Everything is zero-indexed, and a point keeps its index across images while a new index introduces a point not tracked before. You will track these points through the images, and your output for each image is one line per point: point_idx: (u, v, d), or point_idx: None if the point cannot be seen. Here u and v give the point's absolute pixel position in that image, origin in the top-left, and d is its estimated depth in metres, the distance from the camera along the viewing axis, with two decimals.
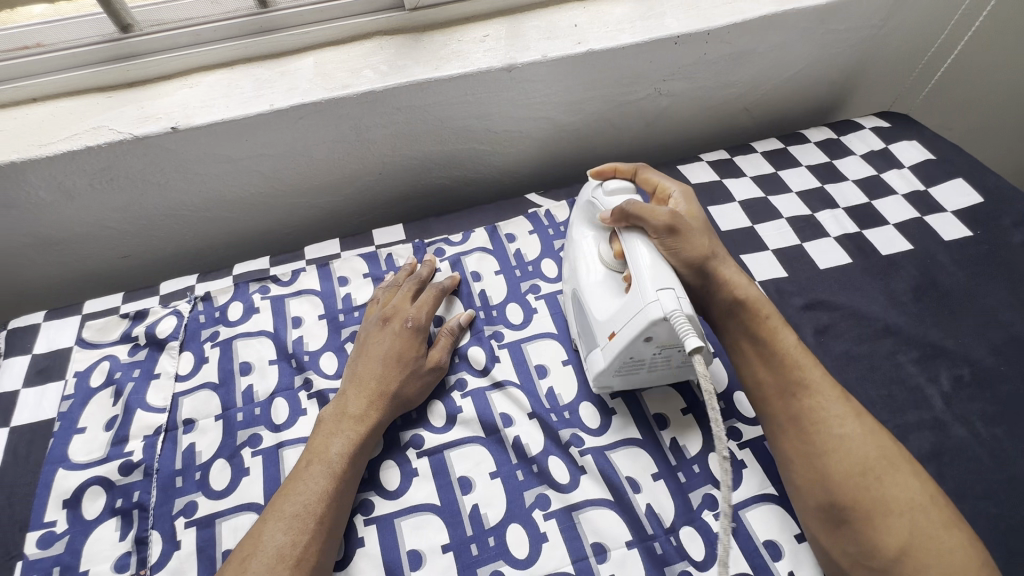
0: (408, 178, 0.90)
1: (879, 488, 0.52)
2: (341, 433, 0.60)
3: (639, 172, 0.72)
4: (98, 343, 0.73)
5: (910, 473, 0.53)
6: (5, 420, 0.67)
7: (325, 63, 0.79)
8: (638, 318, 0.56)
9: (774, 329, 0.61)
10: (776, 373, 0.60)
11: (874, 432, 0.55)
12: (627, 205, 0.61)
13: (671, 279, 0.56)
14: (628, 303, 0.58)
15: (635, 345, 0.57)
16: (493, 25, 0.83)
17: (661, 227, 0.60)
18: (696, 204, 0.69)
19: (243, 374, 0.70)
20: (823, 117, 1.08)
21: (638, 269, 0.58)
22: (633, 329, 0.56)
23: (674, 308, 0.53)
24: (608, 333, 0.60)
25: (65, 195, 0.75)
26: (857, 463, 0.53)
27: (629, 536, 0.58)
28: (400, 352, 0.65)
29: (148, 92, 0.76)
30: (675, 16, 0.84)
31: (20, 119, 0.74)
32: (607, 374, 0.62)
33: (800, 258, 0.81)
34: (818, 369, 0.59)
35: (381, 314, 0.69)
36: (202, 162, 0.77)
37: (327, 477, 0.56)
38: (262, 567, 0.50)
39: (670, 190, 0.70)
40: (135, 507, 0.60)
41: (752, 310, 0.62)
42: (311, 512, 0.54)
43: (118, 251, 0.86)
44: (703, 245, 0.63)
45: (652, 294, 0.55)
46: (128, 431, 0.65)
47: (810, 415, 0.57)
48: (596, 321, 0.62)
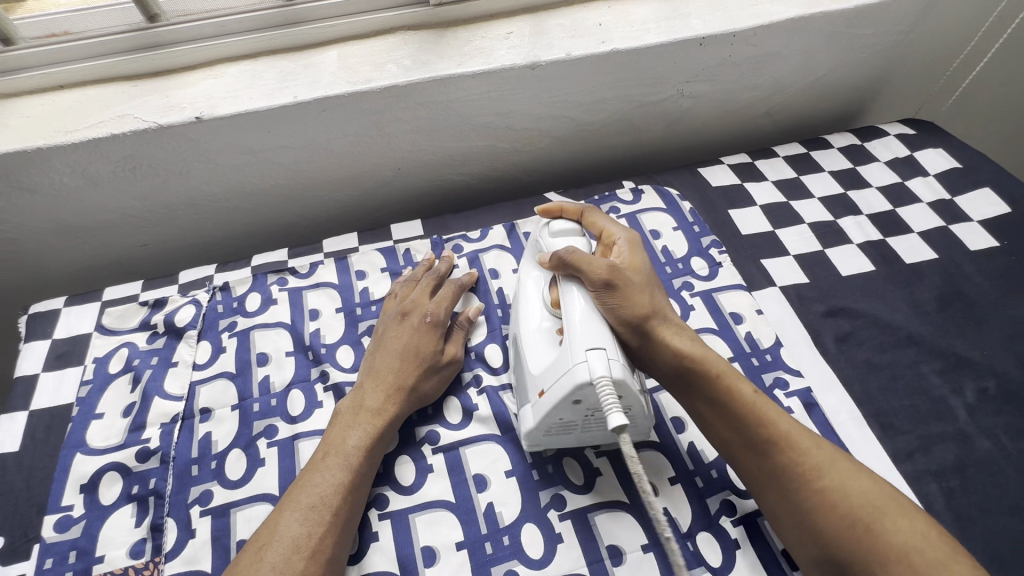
0: (428, 174, 0.90)
1: (871, 539, 0.49)
2: (360, 426, 0.60)
3: (586, 215, 0.69)
4: (117, 330, 0.73)
5: (897, 514, 0.50)
6: (24, 403, 0.68)
7: (349, 57, 0.79)
8: (565, 380, 0.54)
9: (730, 386, 0.57)
10: (742, 431, 0.56)
11: (856, 473, 0.53)
12: (563, 253, 0.60)
13: (602, 338, 0.54)
14: (557, 361, 0.56)
15: (563, 407, 0.55)
16: (517, 23, 0.83)
17: (598, 282, 0.59)
18: (640, 252, 0.65)
19: (261, 364, 0.70)
20: (847, 123, 1.07)
21: (570, 324, 0.56)
22: (560, 392, 0.54)
23: (601, 373, 0.51)
24: (538, 390, 0.58)
25: (88, 182, 0.76)
26: (845, 515, 0.50)
27: (645, 540, 0.57)
28: (417, 347, 0.65)
29: (173, 82, 0.77)
30: (700, 17, 0.83)
31: (46, 107, 0.74)
32: (536, 434, 0.59)
33: (822, 265, 0.80)
34: (784, 419, 0.56)
35: (400, 308, 0.69)
36: (224, 153, 0.77)
37: (344, 469, 0.56)
38: (276, 560, 0.50)
39: (614, 237, 0.66)
40: (151, 495, 0.60)
41: (700, 369, 0.58)
42: (327, 504, 0.54)
43: (139, 240, 0.86)
44: (645, 302, 0.60)
45: (582, 355, 0.53)
46: (146, 418, 0.65)
47: (785, 473, 0.53)
48: (530, 373, 0.60)
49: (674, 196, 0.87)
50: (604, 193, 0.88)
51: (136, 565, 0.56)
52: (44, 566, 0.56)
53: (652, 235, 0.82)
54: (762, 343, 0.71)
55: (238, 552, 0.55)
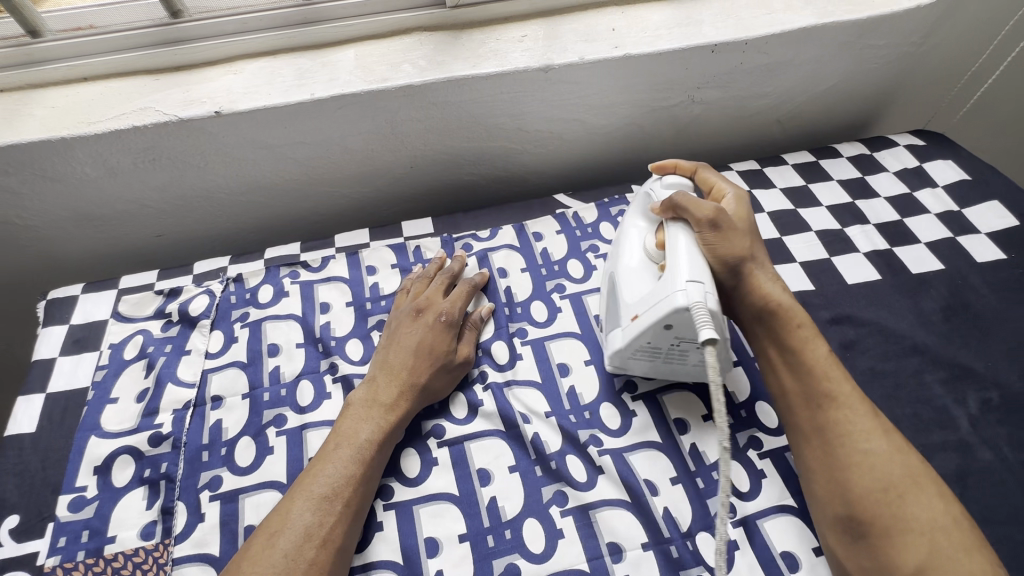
0: (439, 173, 0.91)
1: (901, 507, 0.51)
2: (372, 420, 0.61)
3: (699, 172, 0.72)
4: (132, 318, 0.75)
5: (934, 494, 0.52)
6: (40, 386, 0.69)
7: (366, 56, 0.80)
8: (662, 304, 0.57)
9: (808, 340, 0.60)
10: (806, 383, 0.58)
11: (899, 448, 0.54)
12: (677, 197, 0.63)
13: (703, 273, 0.57)
14: (656, 289, 0.59)
15: (654, 331, 0.58)
16: (531, 26, 0.84)
17: (706, 224, 0.61)
18: (748, 210, 0.67)
19: (271, 355, 0.71)
20: (855, 134, 1.07)
21: (676, 257, 0.59)
22: (655, 315, 0.57)
23: (698, 301, 0.54)
24: (631, 314, 0.61)
25: (109, 172, 0.78)
26: (881, 482, 0.52)
27: (645, 538, 0.58)
28: (433, 343, 0.67)
29: (193, 77, 0.79)
30: (712, 25, 0.84)
31: (70, 98, 0.76)
32: (624, 354, 0.63)
33: (828, 272, 0.81)
34: (850, 385, 0.58)
35: (414, 305, 0.70)
36: (240, 147, 0.79)
37: (354, 462, 0.57)
38: (288, 546, 0.51)
39: (723, 193, 0.69)
40: (163, 479, 0.62)
41: (784, 317, 0.61)
42: (338, 494, 0.55)
43: (154, 230, 0.88)
44: (743, 246, 0.63)
45: (682, 283, 0.56)
46: (159, 404, 0.67)
47: (835, 428, 0.56)
48: (624, 302, 0.63)
49: None
50: (613, 196, 0.89)
51: (147, 546, 0.58)
52: (59, 544, 0.57)
53: None
54: None
55: (247, 537, 0.56)
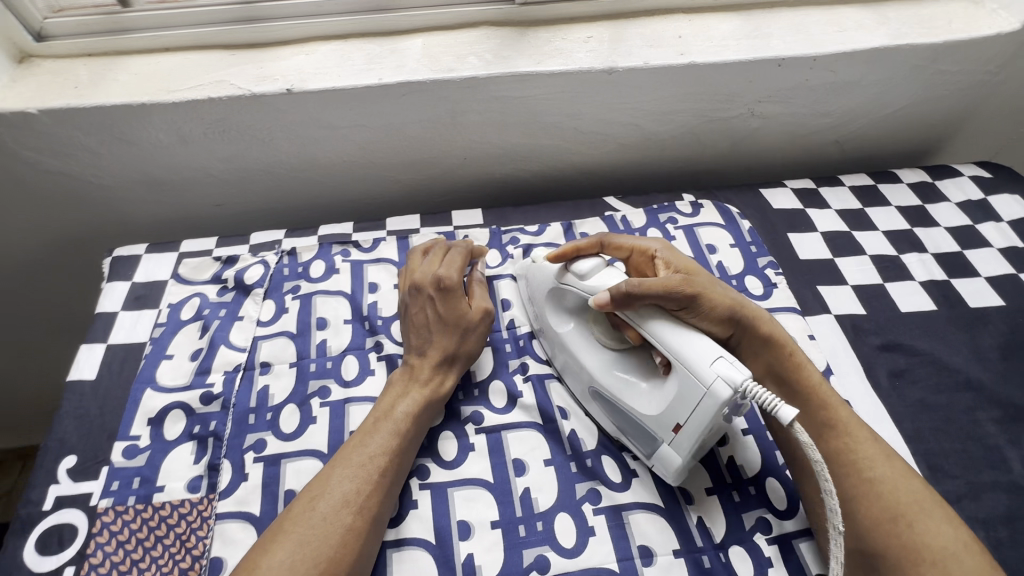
0: (491, 166, 0.93)
1: (911, 534, 0.50)
2: (410, 395, 0.62)
3: (604, 243, 0.69)
4: (191, 280, 0.78)
5: (942, 519, 0.51)
6: (103, 337, 0.73)
7: (433, 46, 0.82)
8: (704, 404, 0.53)
9: (801, 366, 0.60)
10: (805, 414, 0.59)
11: (904, 474, 0.54)
12: (631, 287, 0.57)
13: (714, 346, 0.53)
14: (681, 387, 0.55)
15: (709, 430, 0.54)
16: (596, 28, 0.85)
17: (680, 300, 0.58)
18: (680, 255, 0.68)
19: (319, 328, 0.73)
20: (915, 161, 1.05)
21: (679, 353, 0.54)
22: (704, 416, 0.53)
23: (741, 380, 0.51)
24: (671, 427, 0.56)
25: (181, 139, 0.81)
26: (888, 509, 0.52)
27: (678, 545, 0.58)
28: (444, 315, 0.67)
29: (267, 55, 0.81)
30: (782, 39, 0.83)
31: (151, 67, 0.80)
32: (682, 468, 0.58)
33: (881, 298, 0.79)
34: (847, 411, 0.59)
35: (412, 284, 0.70)
36: (306, 126, 0.81)
37: (392, 434, 0.59)
38: (327, 509, 0.53)
39: (648, 250, 0.68)
40: (211, 436, 0.64)
41: (778, 347, 0.60)
42: (375, 463, 0.56)
43: (215, 200, 0.91)
44: (726, 296, 0.60)
45: (709, 373, 0.52)
46: (211, 364, 0.69)
47: (838, 457, 0.56)
48: (651, 418, 0.58)
49: (734, 214, 0.87)
50: (663, 204, 0.89)
51: (192, 499, 0.60)
52: (112, 487, 0.60)
53: (708, 250, 0.82)
54: None
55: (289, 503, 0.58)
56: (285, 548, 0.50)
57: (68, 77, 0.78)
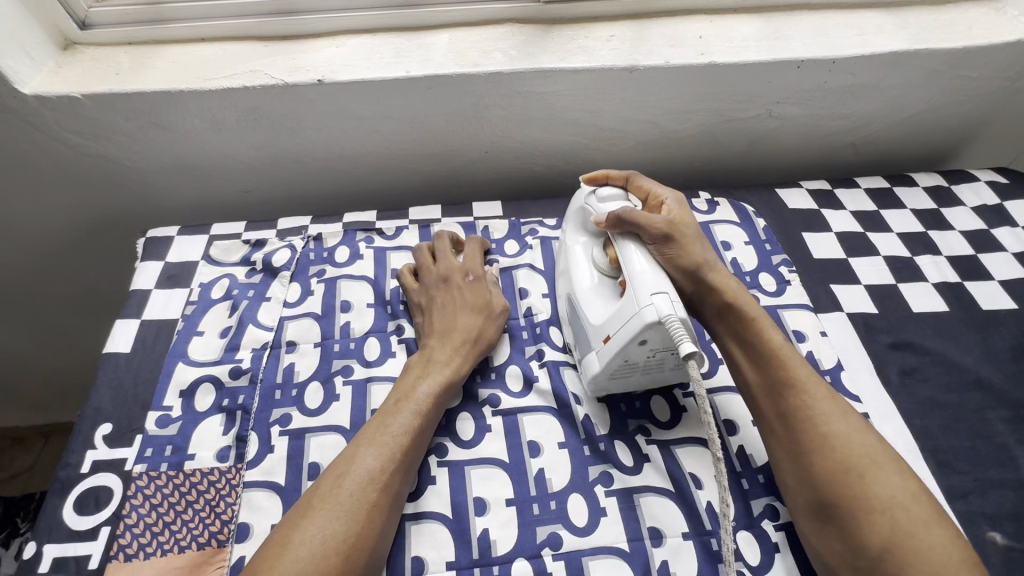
0: (512, 160, 0.95)
1: (862, 485, 0.53)
2: (432, 375, 0.64)
3: (632, 179, 0.74)
4: (221, 262, 0.81)
5: (892, 472, 0.54)
6: (136, 313, 0.76)
7: (460, 42, 0.84)
8: (632, 322, 0.58)
9: (763, 328, 0.63)
10: (764, 373, 0.61)
11: (858, 429, 0.56)
12: (623, 213, 0.64)
13: (662, 284, 0.59)
14: (621, 307, 0.60)
15: (630, 347, 0.59)
16: (618, 27, 0.87)
17: (657, 236, 0.64)
18: (688, 209, 0.70)
19: (343, 311, 0.76)
20: (932, 166, 1.05)
21: (632, 275, 0.61)
22: (626, 332, 0.59)
23: (668, 313, 0.56)
24: (602, 337, 0.63)
25: (215, 126, 0.84)
26: (841, 461, 0.54)
27: (686, 528, 0.60)
28: (465, 295, 0.72)
29: (299, 47, 0.84)
30: (802, 41, 0.85)
31: (189, 56, 0.83)
32: (600, 377, 0.64)
33: (894, 298, 0.80)
34: (806, 369, 0.61)
35: (439, 275, 0.74)
36: (335, 116, 0.84)
37: (414, 415, 0.61)
38: (354, 486, 0.55)
39: (660, 198, 0.71)
40: (239, 409, 0.67)
41: (740, 309, 0.64)
42: (398, 443, 0.58)
43: (243, 186, 0.94)
44: (699, 254, 0.65)
45: (647, 299, 0.57)
46: (240, 341, 0.72)
47: (797, 413, 0.58)
48: (591, 325, 0.64)
49: (750, 212, 0.89)
50: None
51: (221, 468, 0.62)
52: (146, 453, 0.63)
53: (723, 246, 0.84)
54: (823, 364, 0.71)
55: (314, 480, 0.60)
56: (317, 525, 0.52)
57: (110, 64, 0.82)
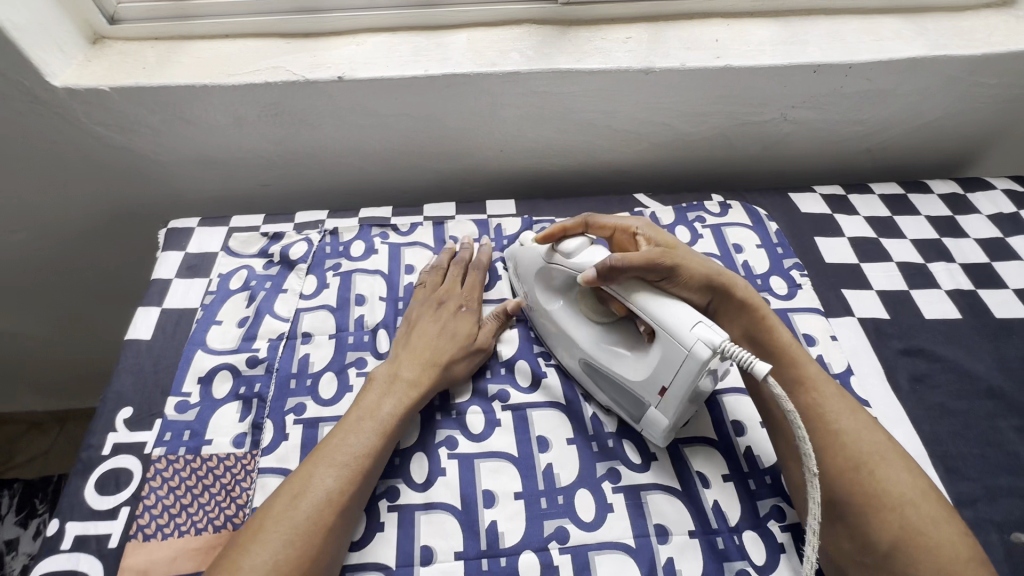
0: (526, 160, 0.96)
1: (872, 482, 0.54)
2: (393, 395, 0.64)
3: (589, 223, 0.72)
4: (240, 254, 0.83)
5: (900, 468, 0.55)
6: (157, 301, 0.78)
7: (477, 41, 0.86)
8: (686, 365, 0.56)
9: (772, 328, 0.64)
10: (775, 374, 0.63)
11: (868, 427, 0.58)
12: (616, 261, 0.61)
13: (693, 313, 0.57)
14: (666, 353, 0.58)
15: (691, 388, 0.58)
16: (635, 29, 0.87)
17: (661, 271, 0.63)
18: (662, 230, 0.70)
19: (358, 304, 0.77)
20: (947, 173, 1.05)
21: (659, 322, 0.58)
22: (686, 376, 0.57)
23: (719, 341, 0.55)
24: (657, 390, 0.60)
25: (236, 121, 0.86)
26: (852, 458, 0.56)
27: (692, 526, 0.60)
28: (456, 329, 0.71)
29: (320, 44, 0.86)
30: (819, 46, 0.85)
31: (213, 52, 0.85)
32: (669, 428, 0.62)
33: (906, 304, 0.80)
34: (814, 368, 0.62)
35: (434, 298, 0.74)
36: (353, 112, 0.86)
37: (375, 434, 0.60)
38: (310, 509, 0.54)
39: (631, 227, 0.70)
40: (255, 397, 0.68)
41: (751, 310, 0.65)
42: (358, 464, 0.58)
43: (262, 180, 0.96)
44: (702, 265, 0.66)
45: (690, 337, 0.56)
46: (257, 331, 0.74)
47: (807, 413, 0.59)
48: (637, 383, 0.62)
49: (762, 216, 0.89)
50: (691, 203, 0.91)
51: (237, 453, 0.64)
52: (165, 437, 0.65)
53: (734, 249, 0.84)
54: (832, 368, 0.72)
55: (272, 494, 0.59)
56: (266, 547, 0.51)
57: (137, 58, 0.84)
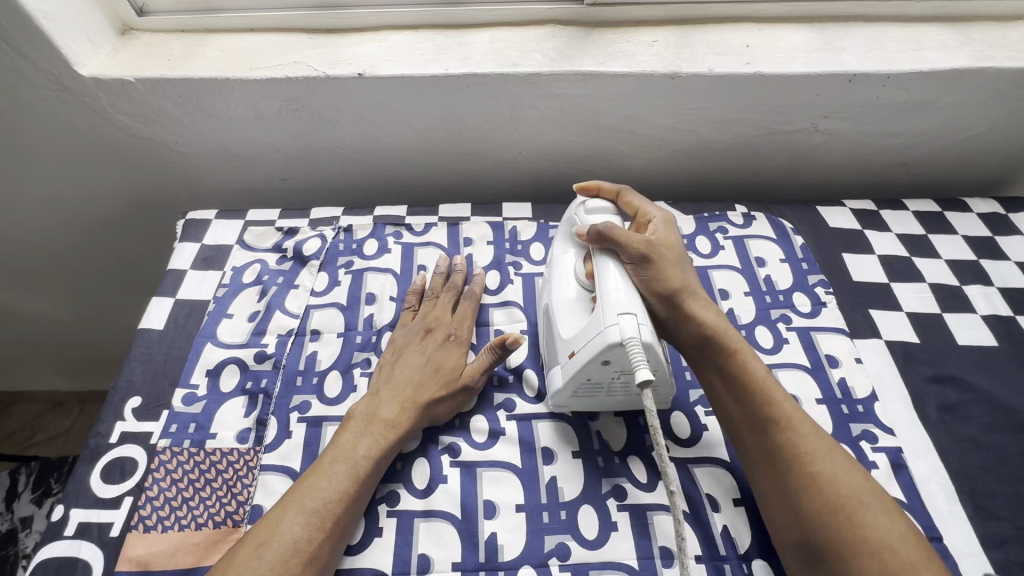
0: (545, 162, 0.94)
1: (850, 528, 0.51)
2: (370, 436, 0.61)
3: (622, 195, 0.72)
4: (254, 247, 0.83)
5: (880, 512, 0.52)
6: (172, 292, 0.78)
7: (500, 41, 0.84)
8: (596, 339, 0.56)
9: (743, 361, 0.61)
10: (746, 409, 0.59)
11: (846, 468, 0.55)
12: (603, 227, 0.61)
13: (633, 305, 0.56)
14: (589, 323, 0.58)
15: (592, 365, 0.58)
16: (662, 32, 0.85)
17: (635, 255, 0.61)
18: (674, 230, 0.68)
19: (368, 303, 0.77)
20: (988, 191, 1.00)
21: (604, 291, 0.58)
22: (591, 352, 0.56)
23: (632, 336, 0.54)
24: (568, 352, 0.61)
25: (256, 115, 0.86)
26: (829, 502, 0.52)
27: (700, 551, 0.58)
28: (441, 363, 0.67)
29: (342, 40, 0.85)
30: (855, 54, 0.81)
31: (236, 46, 0.85)
32: (563, 393, 0.63)
33: (938, 328, 0.76)
34: (790, 404, 0.59)
35: (424, 325, 0.71)
36: (373, 110, 0.85)
37: (348, 479, 0.57)
38: (274, 560, 0.51)
39: (650, 216, 0.70)
40: (261, 393, 0.68)
41: (721, 343, 0.61)
42: (329, 511, 0.55)
43: (280, 174, 0.96)
44: (676, 278, 0.62)
45: (613, 318, 0.55)
46: (267, 326, 0.74)
47: (780, 451, 0.56)
48: (560, 338, 0.62)
49: (787, 229, 0.85)
50: (713, 213, 0.88)
51: (241, 449, 0.64)
52: (171, 429, 0.65)
53: (757, 262, 0.81)
54: (855, 392, 0.68)
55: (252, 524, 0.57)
56: None
57: (163, 50, 0.84)
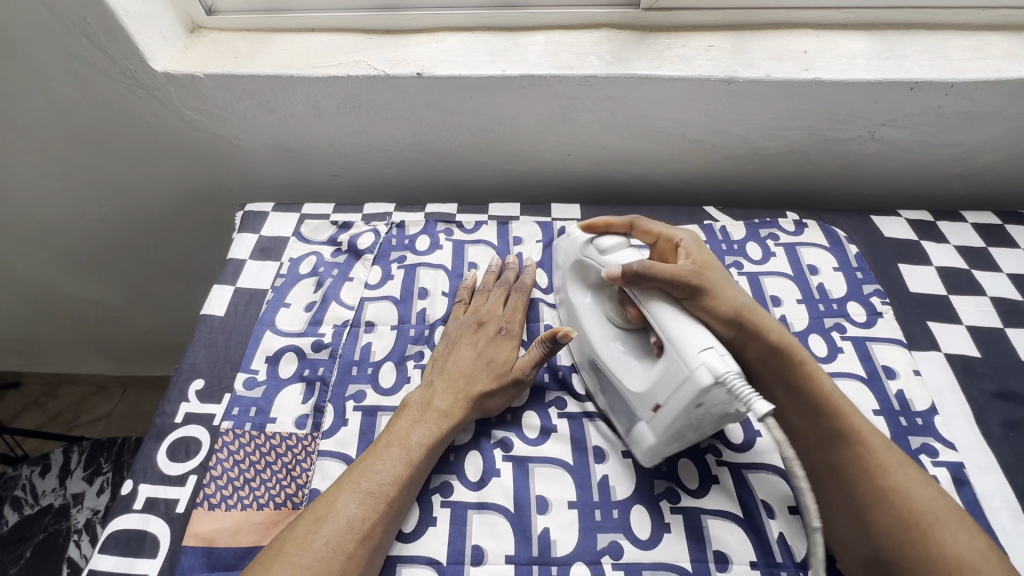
0: (593, 164, 0.95)
1: (925, 545, 0.51)
2: (425, 424, 0.62)
3: (636, 224, 0.71)
4: (310, 240, 0.86)
5: (957, 528, 0.51)
6: (231, 280, 0.81)
7: (556, 44, 0.85)
8: (681, 386, 0.53)
9: (811, 373, 0.60)
10: (813, 420, 0.59)
11: (921, 483, 0.54)
12: (640, 268, 0.58)
13: (706, 337, 0.54)
14: (666, 371, 0.56)
15: (683, 413, 0.55)
16: (718, 37, 0.85)
17: (687, 289, 0.59)
18: (706, 249, 0.68)
19: (420, 297, 0.78)
20: None
21: (669, 336, 0.56)
22: (681, 398, 0.54)
23: (724, 371, 0.51)
24: (652, 406, 0.58)
25: (315, 111, 0.88)
26: (904, 518, 0.52)
27: (755, 557, 0.57)
28: (493, 356, 0.68)
29: (402, 41, 0.88)
30: (917, 61, 0.80)
31: (300, 45, 0.88)
32: (656, 448, 0.60)
33: (1001, 343, 0.74)
34: (859, 417, 0.58)
35: (475, 317, 0.72)
36: (428, 109, 0.87)
37: (403, 464, 0.58)
38: (332, 536, 0.52)
39: (676, 239, 0.69)
40: (318, 380, 0.70)
41: (787, 354, 0.60)
42: (384, 493, 0.56)
43: (333, 170, 0.99)
44: (732, 296, 0.61)
45: (696, 360, 0.52)
46: (323, 316, 0.76)
47: (851, 464, 0.56)
48: (634, 393, 0.60)
49: (841, 237, 0.84)
50: (764, 219, 0.87)
51: (299, 434, 0.66)
52: (232, 412, 0.67)
53: (810, 270, 0.80)
54: (914, 405, 0.67)
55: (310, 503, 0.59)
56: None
57: (230, 48, 0.88)
